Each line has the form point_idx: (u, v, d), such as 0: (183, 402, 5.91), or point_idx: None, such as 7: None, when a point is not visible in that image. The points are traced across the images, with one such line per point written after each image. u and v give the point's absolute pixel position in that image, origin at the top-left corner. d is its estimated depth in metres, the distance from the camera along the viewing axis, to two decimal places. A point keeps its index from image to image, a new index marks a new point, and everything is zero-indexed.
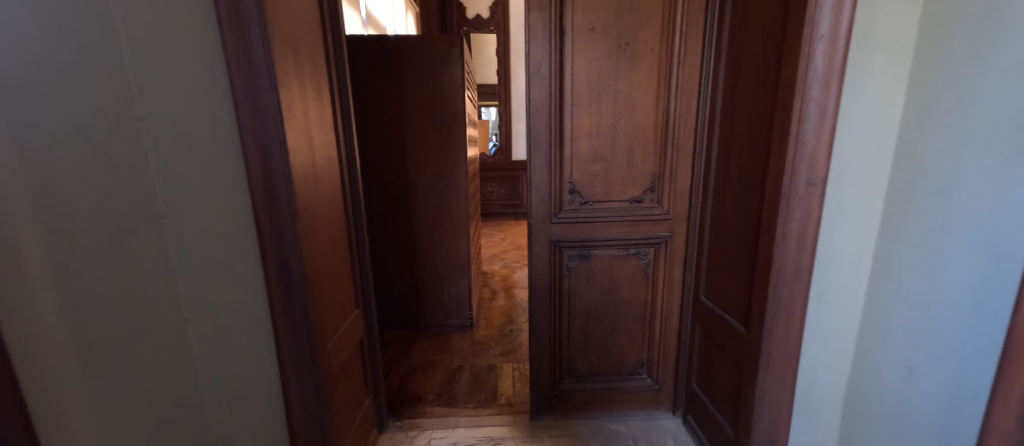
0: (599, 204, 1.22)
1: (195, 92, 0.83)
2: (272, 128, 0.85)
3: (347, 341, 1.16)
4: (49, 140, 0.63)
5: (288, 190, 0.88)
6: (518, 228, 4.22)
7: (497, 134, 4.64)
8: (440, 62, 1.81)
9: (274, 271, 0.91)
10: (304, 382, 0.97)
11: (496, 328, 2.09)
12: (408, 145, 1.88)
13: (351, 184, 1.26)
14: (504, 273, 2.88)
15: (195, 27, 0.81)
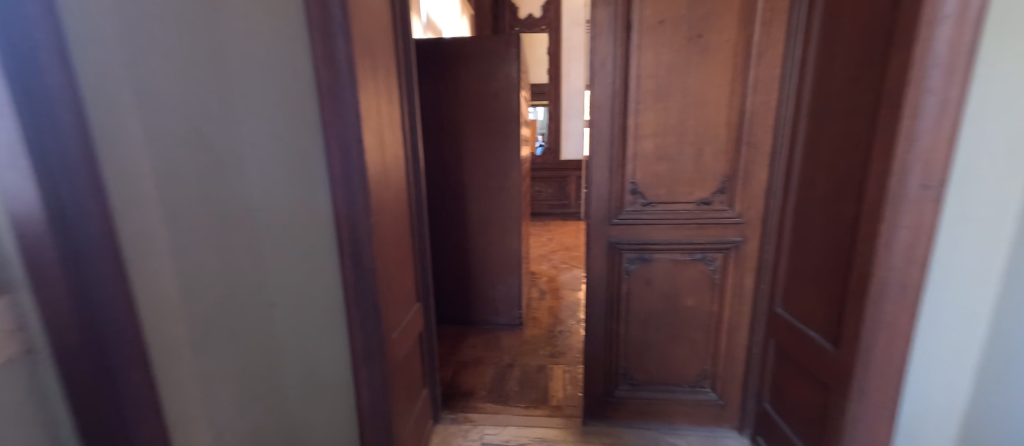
0: (663, 205, 1.17)
1: (283, 94, 0.91)
2: (352, 127, 0.89)
3: (408, 334, 1.20)
4: (159, 134, 0.71)
5: (365, 187, 0.93)
6: (567, 228, 4.17)
7: (547, 133, 4.62)
8: (497, 62, 1.81)
9: (350, 263, 0.96)
10: (371, 370, 1.02)
11: (546, 328, 2.07)
12: (465, 145, 1.91)
13: (416, 182, 1.29)
14: (552, 273, 2.85)
15: (288, 33, 0.89)
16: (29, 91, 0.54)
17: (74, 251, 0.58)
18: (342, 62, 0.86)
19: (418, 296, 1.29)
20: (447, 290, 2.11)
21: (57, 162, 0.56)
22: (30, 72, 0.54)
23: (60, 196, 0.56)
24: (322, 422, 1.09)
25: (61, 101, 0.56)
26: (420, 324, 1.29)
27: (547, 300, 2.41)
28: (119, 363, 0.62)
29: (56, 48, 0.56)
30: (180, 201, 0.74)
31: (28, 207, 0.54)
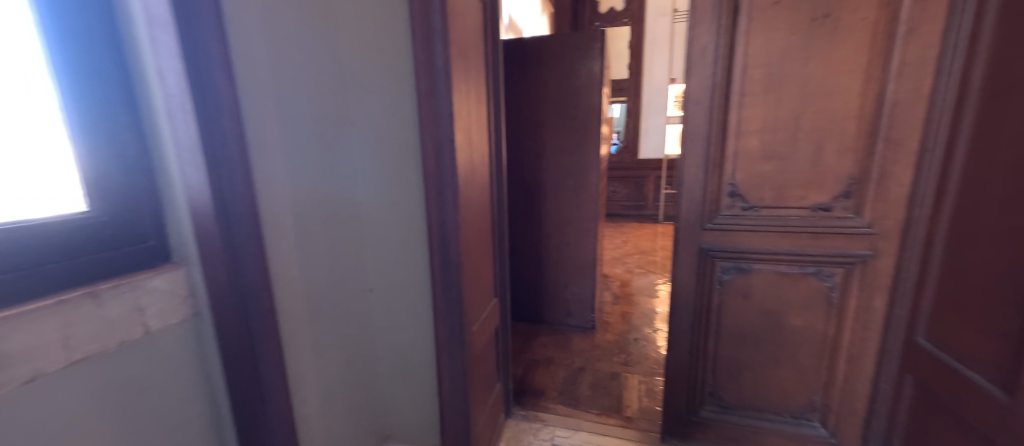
0: (768, 210, 1.05)
1: (391, 100, 1.04)
2: (445, 125, 1.00)
3: (486, 329, 1.21)
4: (295, 134, 0.92)
5: (454, 179, 1.03)
6: (644, 231, 3.98)
7: (623, 131, 4.45)
8: (579, 58, 1.76)
9: (438, 248, 1.06)
10: (453, 350, 1.09)
11: (619, 334, 1.97)
12: (542, 143, 1.88)
13: (499, 179, 1.27)
14: (625, 277, 2.73)
15: (392, 43, 1.01)
16: (205, 116, 0.73)
17: (228, 235, 0.78)
18: (440, 65, 0.97)
19: (497, 290, 1.30)
20: (521, 288, 2.11)
21: (220, 168, 0.76)
22: (206, 102, 0.74)
23: (222, 194, 0.76)
24: (411, 402, 1.18)
25: (228, 120, 0.77)
26: (498, 319, 1.30)
27: (619, 305, 2.29)
28: (256, 318, 0.83)
29: (223, 84, 0.76)
30: (302, 191, 0.95)
31: (202, 202, 0.74)
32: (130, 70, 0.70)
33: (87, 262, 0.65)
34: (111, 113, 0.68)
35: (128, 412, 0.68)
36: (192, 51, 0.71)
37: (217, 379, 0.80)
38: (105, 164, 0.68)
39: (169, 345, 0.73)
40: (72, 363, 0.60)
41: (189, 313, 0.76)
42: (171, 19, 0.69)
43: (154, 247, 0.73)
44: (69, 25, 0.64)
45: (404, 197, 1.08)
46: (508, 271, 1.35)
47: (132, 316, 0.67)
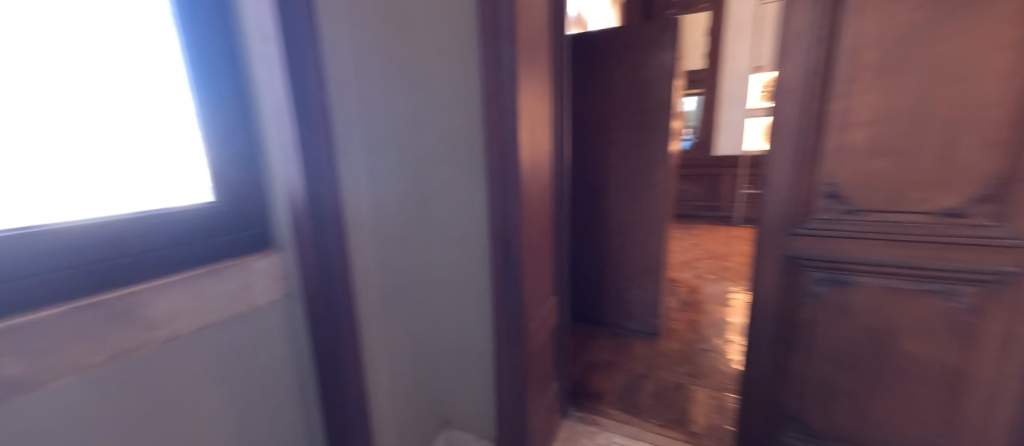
0: (876, 215, 0.91)
1: (461, 99, 1.04)
2: (510, 118, 0.98)
3: (545, 328, 1.17)
4: (375, 133, 0.98)
5: (517, 174, 1.00)
6: (715, 234, 3.72)
7: (697, 126, 4.19)
8: (650, 51, 1.66)
9: (498, 245, 1.04)
10: (512, 347, 1.07)
11: (686, 343, 1.84)
12: (608, 139, 1.80)
13: (562, 174, 1.23)
14: (694, 282, 2.57)
15: (462, 44, 1.01)
16: (301, 121, 0.79)
17: (317, 228, 0.84)
18: (506, 56, 0.96)
19: (556, 289, 1.25)
20: (583, 288, 2.04)
21: (315, 168, 0.82)
22: (301, 107, 0.79)
23: (316, 191, 0.83)
24: (469, 398, 1.18)
25: (320, 124, 0.82)
26: (557, 319, 1.26)
27: (687, 312, 2.15)
28: (338, 305, 0.89)
29: (316, 90, 0.82)
30: (382, 187, 1.00)
31: (298, 198, 0.81)
32: (244, 79, 0.79)
33: (208, 247, 0.74)
34: (230, 118, 0.78)
35: (236, 378, 0.77)
36: (291, 60, 0.77)
37: (304, 354, 0.89)
38: (224, 161, 0.77)
39: (270, 322, 0.82)
40: (205, 327, 0.71)
41: (287, 295, 0.84)
42: (275, 33, 0.76)
43: (259, 234, 0.83)
44: (206, 43, 0.74)
45: (467, 193, 1.08)
46: (569, 270, 1.29)
47: (240, 292, 0.76)
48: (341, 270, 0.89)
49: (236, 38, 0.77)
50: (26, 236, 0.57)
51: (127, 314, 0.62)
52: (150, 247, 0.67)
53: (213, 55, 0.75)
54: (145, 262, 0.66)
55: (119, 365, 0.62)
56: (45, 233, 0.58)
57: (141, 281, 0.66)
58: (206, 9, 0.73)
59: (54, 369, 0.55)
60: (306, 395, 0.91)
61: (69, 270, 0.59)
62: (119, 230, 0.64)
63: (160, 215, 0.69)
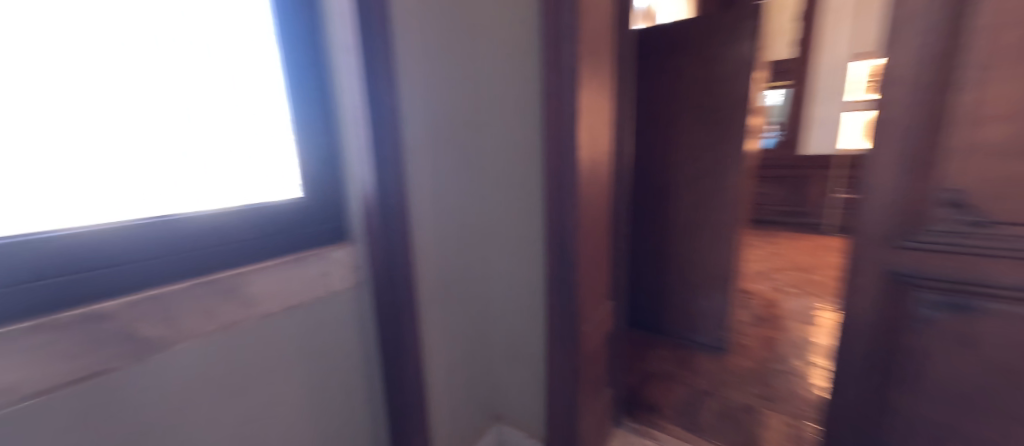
0: (1010, 229, 0.76)
1: (519, 100, 1.01)
2: (568, 113, 0.94)
3: (599, 331, 1.11)
4: (441, 136, 0.98)
5: (575, 170, 0.96)
6: (799, 243, 3.38)
7: (783, 122, 3.84)
8: (727, 43, 1.52)
9: (553, 245, 1.00)
10: (564, 350, 1.03)
11: (759, 362, 1.67)
12: (676, 139, 1.68)
13: (622, 173, 1.16)
14: (771, 295, 2.34)
15: (522, 43, 0.98)
16: (375, 127, 0.84)
17: (386, 227, 0.88)
18: (567, 48, 0.91)
19: (612, 294, 1.19)
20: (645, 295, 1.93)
21: (385, 171, 0.86)
22: (375, 115, 0.83)
23: (386, 193, 0.87)
24: (519, 399, 1.16)
25: (389, 130, 0.86)
26: (613, 327, 1.19)
27: (761, 328, 1.96)
28: (400, 299, 0.91)
29: (389, 98, 0.85)
30: (445, 190, 1.01)
31: (370, 199, 0.86)
32: (327, 88, 0.86)
33: (294, 238, 0.85)
34: (315, 123, 0.86)
35: (310, 351, 0.87)
36: (368, 72, 0.82)
37: (369, 339, 0.97)
38: (311, 162, 0.86)
39: (339, 307, 0.91)
40: (292, 306, 0.83)
41: (356, 282, 0.93)
42: (356, 46, 0.80)
43: (335, 228, 0.91)
44: (300, 57, 0.82)
45: (524, 193, 1.05)
46: (626, 275, 1.22)
47: (320, 278, 0.87)
48: (401, 264, 0.90)
49: (324, 53, 0.85)
50: (156, 224, 0.68)
51: (236, 292, 0.74)
52: (156, 252, 0.68)
53: (305, 66, 0.83)
54: (244, 251, 0.78)
55: (229, 332, 0.75)
56: (176, 219, 0.70)
57: (228, 269, 0.75)
58: (305, 31, 0.82)
59: (181, 333, 0.68)
60: (361, 378, 0.96)
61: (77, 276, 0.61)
62: (226, 222, 0.75)
63: (258, 209, 0.79)
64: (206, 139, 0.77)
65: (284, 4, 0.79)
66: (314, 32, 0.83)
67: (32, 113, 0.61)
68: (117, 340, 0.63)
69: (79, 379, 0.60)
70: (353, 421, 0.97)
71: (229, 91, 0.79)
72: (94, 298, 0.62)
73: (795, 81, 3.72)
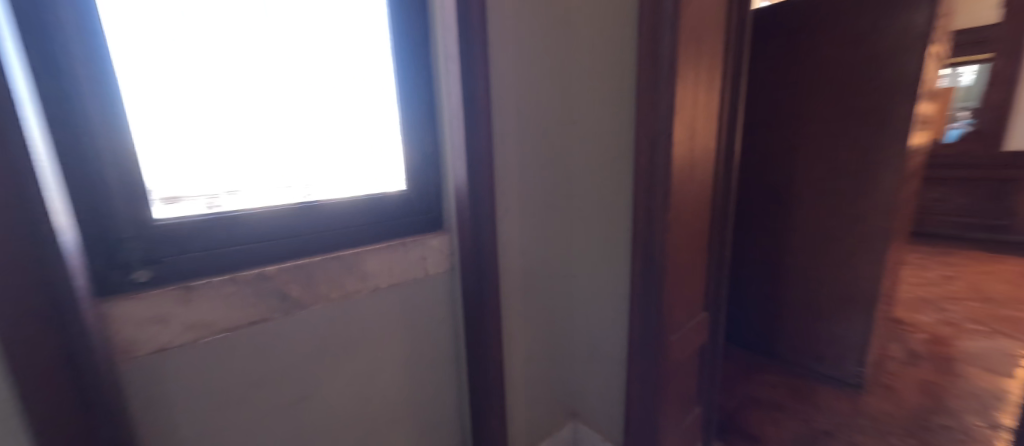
0: None
1: (609, 97, 0.99)
2: (664, 108, 0.88)
3: (688, 344, 1.03)
4: (530, 133, 1.02)
5: (670, 169, 0.90)
6: (994, 265, 2.62)
7: (981, 109, 2.97)
8: (886, 15, 1.23)
9: (639, 246, 0.96)
10: (647, 358, 0.98)
11: (908, 410, 1.34)
12: (805, 136, 1.43)
13: (727, 173, 1.05)
14: (933, 326, 1.88)
15: (620, 38, 0.95)
16: (468, 125, 0.91)
17: (474, 221, 0.95)
18: (666, 37, 0.85)
19: (708, 305, 1.08)
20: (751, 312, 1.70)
21: (475, 167, 0.93)
22: (468, 113, 0.91)
23: (475, 187, 0.94)
24: (597, 401, 1.14)
25: (482, 129, 0.93)
26: (707, 341, 1.09)
27: (918, 368, 1.56)
28: (487, 287, 0.97)
29: (482, 97, 0.92)
30: (530, 187, 1.04)
31: (462, 192, 0.94)
32: (433, 91, 1.00)
33: (400, 226, 0.98)
34: (421, 123, 0.99)
35: (404, 326, 0.99)
36: (465, 76, 0.89)
37: (457, 322, 1.07)
38: (416, 159, 0.99)
39: (433, 289, 1.02)
40: (393, 284, 0.96)
41: (447, 268, 1.03)
42: (457, 52, 0.88)
43: (434, 218, 1.03)
44: (406, 65, 0.95)
45: (611, 192, 1.02)
46: (727, 287, 1.10)
47: (418, 262, 0.98)
48: (488, 255, 0.97)
49: (431, 61, 0.98)
50: (301, 208, 0.85)
51: (353, 267, 0.90)
52: (246, 242, 0.80)
53: (416, 75, 0.97)
54: (360, 233, 0.93)
55: (347, 302, 0.91)
56: (316, 205, 0.87)
57: (346, 248, 0.91)
58: (413, 43, 0.95)
59: (313, 296, 0.86)
60: (441, 354, 1.06)
61: (171, 259, 0.74)
62: (349, 209, 0.91)
63: (373, 199, 0.94)
64: (208, 140, 0.79)
65: (398, 21, 0.93)
66: (417, 44, 0.96)
67: (182, 122, 0.76)
68: (272, 296, 0.81)
69: (250, 323, 0.79)
70: (439, 392, 1.08)
71: (352, 100, 0.94)
72: (215, 272, 0.78)
73: (997, 55, 2.84)
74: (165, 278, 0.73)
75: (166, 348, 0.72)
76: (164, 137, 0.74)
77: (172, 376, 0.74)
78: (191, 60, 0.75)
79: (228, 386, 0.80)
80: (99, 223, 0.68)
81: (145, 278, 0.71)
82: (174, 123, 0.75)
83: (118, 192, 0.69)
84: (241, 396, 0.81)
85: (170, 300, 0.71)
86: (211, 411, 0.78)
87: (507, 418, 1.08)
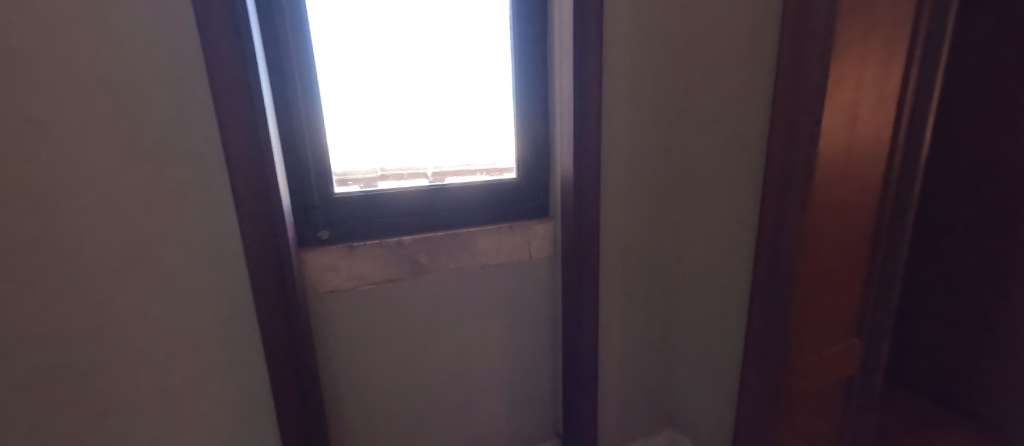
0: None
1: (739, 85, 0.86)
2: (811, 94, 0.72)
3: (825, 373, 0.87)
4: (644, 125, 0.97)
5: (813, 166, 0.74)
6: None
7: None
8: None
9: (764, 254, 0.83)
10: (766, 383, 0.86)
11: None
12: None
13: (902, 173, 0.81)
14: None
15: (760, 15, 0.81)
16: (578, 118, 0.91)
17: (578, 214, 0.95)
18: (821, 5, 0.69)
19: (857, 332, 0.89)
20: (936, 355, 1.44)
21: (582, 160, 0.92)
22: (580, 106, 0.90)
23: (581, 180, 0.93)
24: (700, 415, 1.07)
25: (591, 122, 0.91)
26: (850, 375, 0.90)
27: None
28: (586, 281, 0.98)
29: (594, 89, 0.90)
30: (641, 182, 1.00)
31: (568, 184, 0.95)
32: (547, 84, 1.05)
33: (509, 210, 1.07)
34: (534, 116, 1.05)
35: (508, 304, 1.08)
36: (578, 68, 0.88)
37: (557, 306, 1.13)
38: (528, 149, 1.06)
39: (535, 272, 1.09)
40: (501, 263, 1.05)
41: (548, 254, 1.09)
42: (572, 45, 0.87)
43: (540, 205, 1.10)
44: (524, 61, 1.02)
45: (734, 192, 0.91)
46: (890, 313, 0.87)
47: (523, 245, 1.06)
48: (589, 248, 0.97)
49: (547, 58, 1.03)
50: (429, 189, 1.00)
51: (468, 242, 1.01)
52: (389, 214, 0.98)
53: (533, 70, 1.03)
54: (476, 215, 1.05)
55: (462, 274, 1.02)
56: (439, 188, 1.00)
57: (462, 226, 1.03)
58: (530, 40, 1.01)
59: (435, 265, 0.99)
60: (539, 335, 1.14)
61: (340, 224, 0.94)
62: (469, 192, 1.03)
63: (489, 185, 1.04)
64: (360, 133, 0.95)
65: (518, 21, 1.00)
66: (533, 43, 1.02)
67: (340, 119, 0.92)
68: (403, 260, 0.96)
69: (389, 279, 0.96)
70: (535, 369, 1.16)
71: (486, 99, 1.04)
72: (367, 237, 0.97)
73: None
74: (339, 236, 0.94)
75: (336, 291, 0.92)
76: (346, 134, 0.93)
77: (337, 318, 0.93)
78: (350, 73, 0.91)
79: (372, 333, 0.97)
80: (301, 194, 0.90)
81: (326, 236, 0.93)
82: (353, 122, 0.94)
83: (313, 175, 0.91)
84: (380, 344, 0.98)
85: (339, 253, 0.91)
86: (355, 353, 0.96)
87: (601, 413, 1.08)
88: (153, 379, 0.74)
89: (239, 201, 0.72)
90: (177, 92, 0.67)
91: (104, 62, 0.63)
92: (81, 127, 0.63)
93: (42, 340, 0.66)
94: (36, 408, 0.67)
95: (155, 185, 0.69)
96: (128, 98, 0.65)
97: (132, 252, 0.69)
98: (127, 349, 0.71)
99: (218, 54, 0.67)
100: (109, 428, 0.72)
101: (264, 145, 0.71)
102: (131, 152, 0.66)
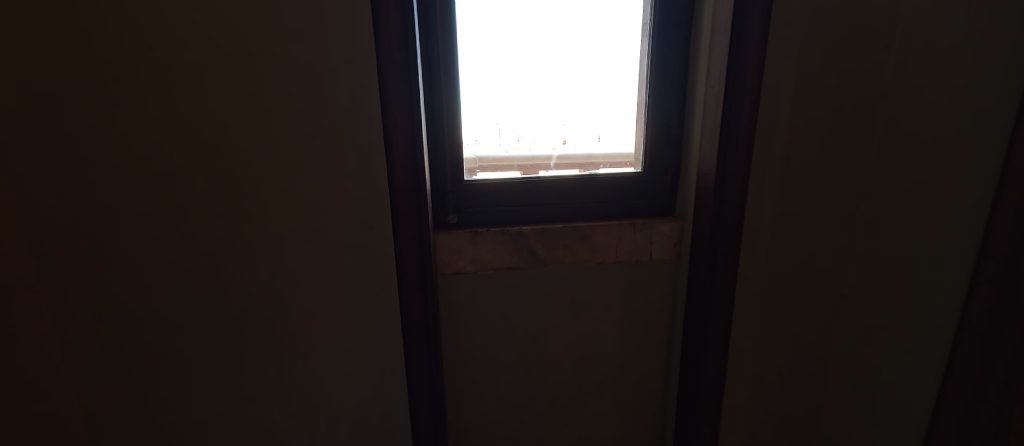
0: None
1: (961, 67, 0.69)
2: None
3: None
4: (807, 116, 0.83)
5: None
6: None
7: None
8: None
9: (984, 293, 0.67)
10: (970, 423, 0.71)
11: None
12: None
13: None
14: None
15: None
16: (728, 108, 0.81)
17: (716, 214, 0.87)
18: None
19: None
20: None
21: (728, 153, 0.83)
22: (732, 95, 0.80)
23: (724, 175, 0.84)
24: None
25: (744, 109, 0.81)
26: None
27: None
28: (719, 286, 0.90)
29: (751, 73, 0.79)
30: (795, 185, 0.86)
31: (708, 179, 0.86)
32: (687, 75, 0.96)
33: (633, 206, 1.02)
34: (668, 107, 0.97)
35: (625, 303, 1.04)
36: (735, 49, 0.79)
37: (676, 310, 1.05)
38: (657, 143, 0.99)
39: (655, 274, 1.02)
40: (619, 262, 1.00)
41: (673, 256, 1.01)
42: (729, 24, 0.78)
43: (666, 202, 1.03)
44: (664, 49, 0.94)
45: None
46: None
47: (645, 245, 1.00)
48: (728, 251, 0.88)
49: (692, 42, 0.94)
50: (551, 181, 0.99)
51: (587, 237, 0.98)
52: (512, 203, 0.99)
53: (673, 60, 0.95)
54: (596, 210, 1.02)
55: (577, 268, 1.00)
56: (557, 181, 1.00)
57: (581, 221, 1.01)
58: (674, 29, 0.93)
59: (554, 258, 0.98)
60: (655, 339, 1.07)
61: (466, 210, 0.98)
62: (592, 184, 1.01)
63: (612, 178, 1.01)
64: (492, 127, 0.98)
65: (662, 10, 0.92)
66: (675, 27, 0.93)
67: (474, 113, 0.96)
68: (519, 251, 0.97)
69: (507, 267, 0.98)
70: (644, 374, 1.10)
71: (616, 92, 1.00)
72: (491, 223, 1.00)
73: None
74: (466, 222, 0.99)
75: (459, 273, 0.97)
76: (480, 125, 0.97)
77: (460, 299, 0.99)
78: (491, 70, 0.94)
79: (487, 317, 1.01)
80: (436, 179, 0.95)
81: (454, 220, 0.98)
82: (489, 114, 0.97)
83: (448, 166, 0.95)
84: (496, 328, 1.02)
85: (466, 238, 0.95)
86: (474, 334, 1.02)
87: (721, 424, 1.02)
88: (311, 336, 0.86)
89: (395, 186, 0.80)
90: (354, 85, 0.76)
91: (288, 58, 0.72)
92: (276, 117, 0.74)
93: (246, 292, 0.80)
94: (214, 351, 0.81)
95: (320, 171, 0.78)
96: (303, 92, 0.74)
97: (302, 228, 0.80)
98: (293, 308, 0.83)
99: (390, 52, 0.75)
100: (276, 370, 0.85)
101: (418, 135, 0.79)
102: (317, 137, 0.76)
